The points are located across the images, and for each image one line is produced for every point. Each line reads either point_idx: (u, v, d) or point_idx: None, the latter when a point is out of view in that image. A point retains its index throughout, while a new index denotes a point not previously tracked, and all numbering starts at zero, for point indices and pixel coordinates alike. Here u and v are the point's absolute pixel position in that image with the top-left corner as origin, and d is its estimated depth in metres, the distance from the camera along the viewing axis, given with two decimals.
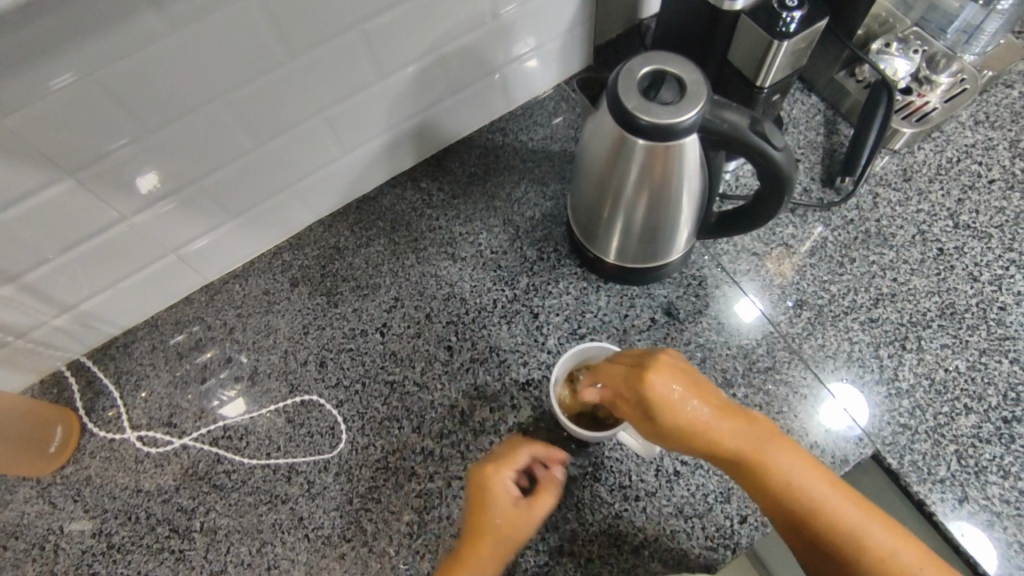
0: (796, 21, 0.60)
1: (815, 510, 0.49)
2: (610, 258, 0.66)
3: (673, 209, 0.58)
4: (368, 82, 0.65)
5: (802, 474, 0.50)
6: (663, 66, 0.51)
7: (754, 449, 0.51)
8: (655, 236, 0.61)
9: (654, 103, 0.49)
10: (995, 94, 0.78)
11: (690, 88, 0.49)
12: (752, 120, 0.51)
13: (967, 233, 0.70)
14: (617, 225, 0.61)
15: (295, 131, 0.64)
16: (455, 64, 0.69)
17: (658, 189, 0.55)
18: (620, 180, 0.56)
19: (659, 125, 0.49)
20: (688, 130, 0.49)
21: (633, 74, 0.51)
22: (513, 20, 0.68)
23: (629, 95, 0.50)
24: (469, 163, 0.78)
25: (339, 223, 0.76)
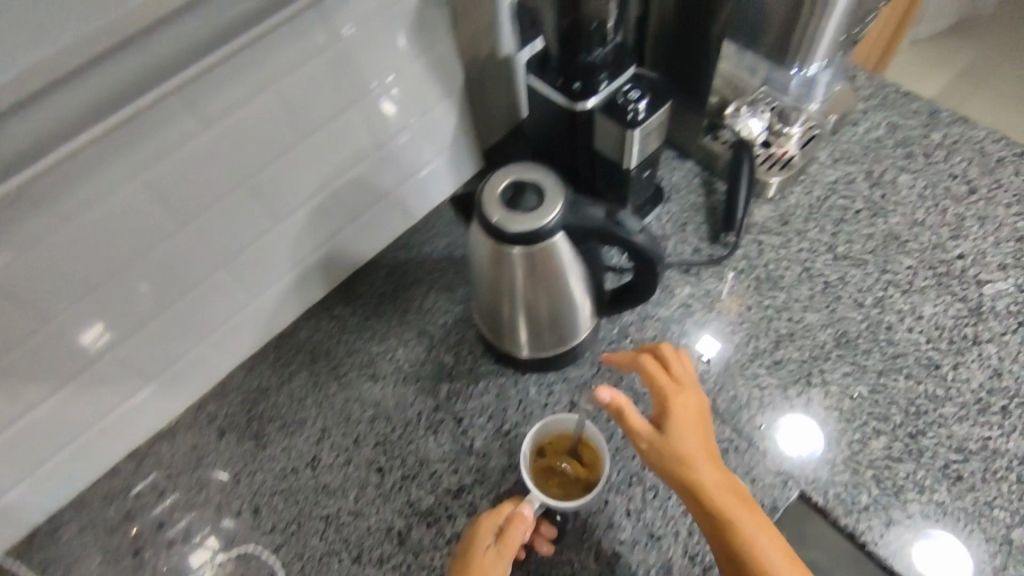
0: (643, 108, 0.64)
1: (768, 575, 0.51)
2: (524, 354, 0.68)
3: (564, 297, 0.61)
4: (263, 230, 0.68)
5: (765, 536, 0.53)
6: (519, 177, 0.55)
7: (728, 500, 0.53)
8: (556, 323, 0.64)
9: (516, 213, 0.53)
10: (846, 133, 0.85)
11: (549, 192, 0.54)
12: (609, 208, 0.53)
13: (847, 262, 0.74)
14: (519, 322, 0.64)
15: (202, 287, 0.67)
16: (349, 197, 0.73)
17: (541, 284, 0.59)
18: (506, 283, 0.59)
19: (524, 233, 0.52)
20: (552, 232, 0.53)
21: (495, 187, 0.54)
22: (395, 150, 0.74)
23: (494, 210, 0.54)
24: (378, 284, 0.81)
25: (261, 364, 0.77)
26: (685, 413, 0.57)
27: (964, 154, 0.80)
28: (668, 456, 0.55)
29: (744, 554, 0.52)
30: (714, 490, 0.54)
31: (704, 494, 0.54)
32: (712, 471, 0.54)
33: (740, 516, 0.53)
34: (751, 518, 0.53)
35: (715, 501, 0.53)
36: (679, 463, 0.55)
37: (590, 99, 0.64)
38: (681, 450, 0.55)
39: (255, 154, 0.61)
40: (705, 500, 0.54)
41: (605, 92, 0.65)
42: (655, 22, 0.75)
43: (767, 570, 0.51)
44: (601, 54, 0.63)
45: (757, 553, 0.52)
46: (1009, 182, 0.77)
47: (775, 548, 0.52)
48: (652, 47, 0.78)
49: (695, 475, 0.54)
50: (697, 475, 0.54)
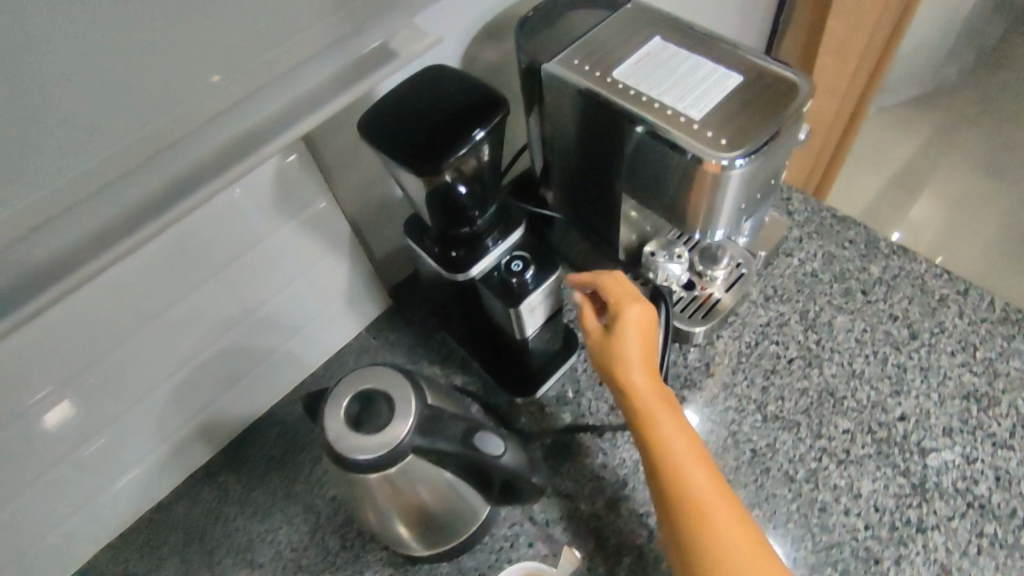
0: (530, 280, 0.57)
1: (687, 492, 0.49)
2: (422, 551, 0.61)
3: (439, 501, 0.54)
4: (120, 413, 0.62)
5: (709, 485, 0.49)
6: (371, 387, 0.48)
7: (672, 450, 0.51)
8: (437, 525, 0.57)
9: (360, 435, 0.46)
10: (780, 265, 0.79)
11: (401, 409, 0.47)
12: (465, 432, 0.47)
13: (777, 425, 0.67)
14: (394, 526, 0.56)
15: (43, 485, 0.59)
16: (223, 365, 0.67)
17: (406, 495, 0.51)
18: (366, 496, 0.52)
19: (371, 461, 0.45)
20: (401, 456, 0.46)
21: (338, 407, 0.47)
22: (275, 312, 0.68)
23: (337, 432, 0.46)
24: (269, 443, 0.74)
25: (130, 547, 0.69)
26: (626, 327, 0.56)
27: (905, 291, 0.74)
28: (646, 448, 0.52)
29: (704, 545, 0.47)
30: (676, 454, 0.51)
31: (637, 420, 0.54)
32: (643, 383, 0.54)
33: (709, 515, 0.48)
34: (697, 466, 0.50)
35: (673, 460, 0.50)
36: (649, 440, 0.52)
37: (472, 269, 0.57)
38: (615, 352, 0.56)
39: (95, 344, 0.55)
40: (669, 467, 0.50)
41: (489, 259, 0.58)
42: (556, 163, 0.69)
43: (683, 481, 0.49)
44: (480, 221, 0.58)
45: (682, 484, 0.49)
46: (953, 326, 0.71)
47: (734, 534, 0.48)
48: (558, 185, 0.72)
49: (667, 454, 0.51)
50: (631, 395, 0.54)
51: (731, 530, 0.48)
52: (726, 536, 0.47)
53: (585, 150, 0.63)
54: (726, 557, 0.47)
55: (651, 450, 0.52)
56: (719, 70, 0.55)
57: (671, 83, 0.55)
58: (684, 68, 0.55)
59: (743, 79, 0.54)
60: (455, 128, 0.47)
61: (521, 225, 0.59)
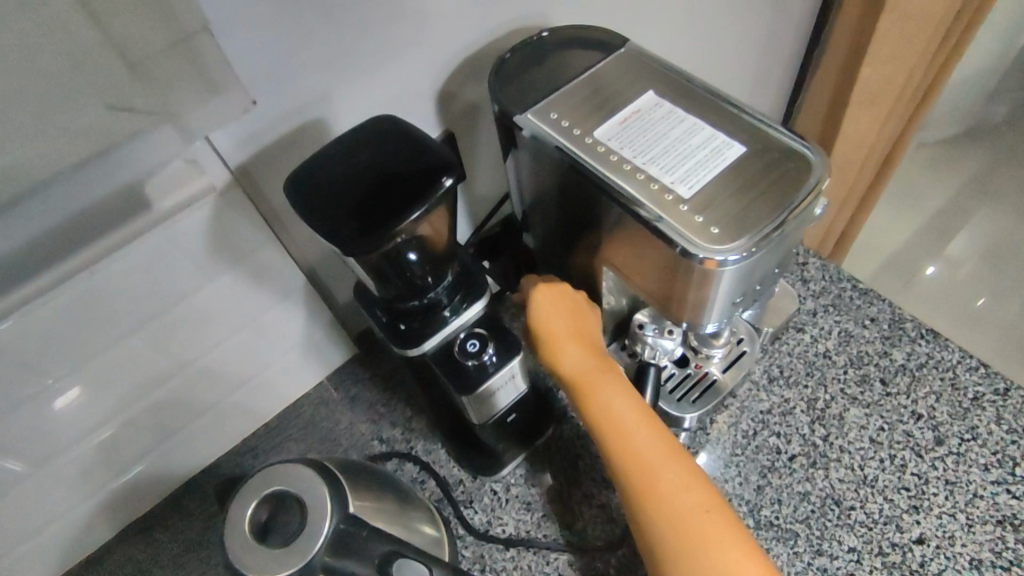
0: (491, 361, 0.51)
1: (633, 467, 0.50)
2: None
3: None
4: (37, 469, 0.56)
5: (652, 449, 0.51)
6: (278, 494, 0.42)
7: (610, 419, 0.53)
8: None
9: (264, 553, 0.40)
10: (789, 340, 0.70)
11: (314, 522, 0.41)
12: (382, 556, 0.41)
13: (770, 534, 0.60)
14: None
15: None
16: (159, 417, 0.62)
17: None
18: None
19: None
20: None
21: (242, 515, 0.41)
22: (219, 362, 0.62)
23: (240, 551, 0.40)
24: (212, 499, 0.69)
25: None
26: (546, 311, 0.59)
27: (932, 385, 0.65)
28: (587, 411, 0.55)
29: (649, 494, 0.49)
30: (620, 423, 0.52)
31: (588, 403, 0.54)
32: (578, 359, 0.57)
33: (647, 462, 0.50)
34: (641, 432, 0.52)
35: (618, 430, 0.52)
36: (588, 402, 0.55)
37: (425, 342, 0.51)
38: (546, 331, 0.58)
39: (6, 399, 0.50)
40: (612, 427, 0.52)
41: (447, 332, 0.52)
42: (539, 218, 0.63)
43: (639, 458, 0.50)
44: (436, 290, 0.51)
45: (628, 453, 0.51)
46: (988, 433, 0.62)
47: (675, 474, 0.50)
48: (540, 238, 0.65)
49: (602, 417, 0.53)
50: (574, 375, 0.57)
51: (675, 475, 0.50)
52: (679, 488, 0.49)
53: (566, 209, 0.56)
54: (682, 519, 0.48)
55: (592, 410, 0.54)
56: (718, 136, 0.49)
57: (662, 149, 0.48)
58: (678, 131, 0.49)
59: (745, 149, 0.48)
60: (391, 198, 0.45)
61: (485, 294, 0.53)
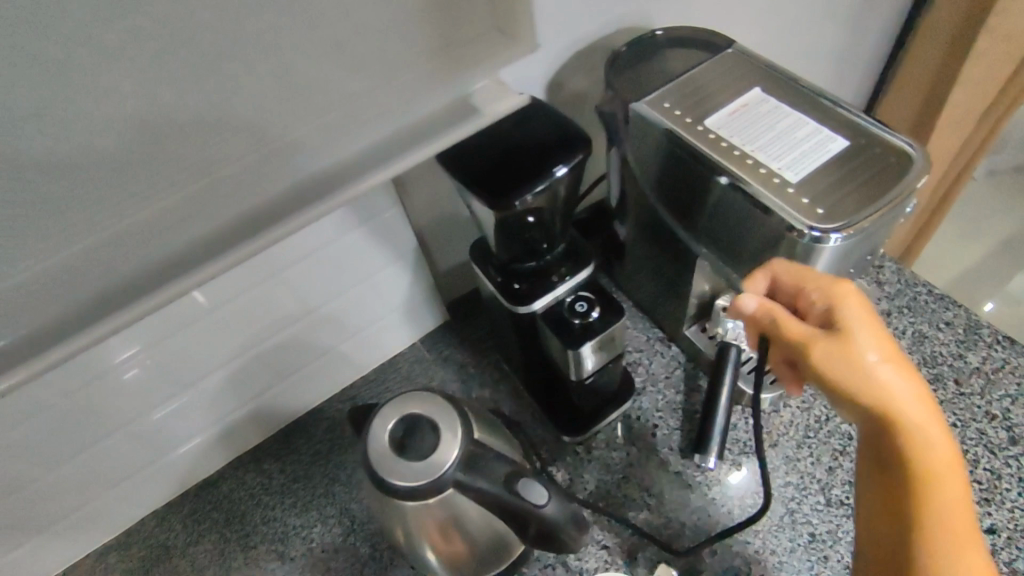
0: (593, 323, 0.56)
1: (945, 563, 0.35)
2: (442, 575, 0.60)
3: (472, 530, 0.53)
4: (181, 388, 0.64)
5: (985, 562, 0.35)
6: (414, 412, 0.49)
7: (931, 487, 0.36)
8: (464, 557, 0.56)
9: (402, 462, 0.46)
10: None
11: (443, 439, 0.47)
12: (508, 474, 0.47)
13: (841, 512, 0.63)
14: (421, 551, 0.56)
15: (98, 449, 0.63)
16: (278, 358, 0.69)
17: (438, 522, 0.51)
18: (398, 517, 0.52)
19: (412, 490, 0.45)
20: (440, 489, 0.46)
21: (383, 429, 0.48)
22: (335, 313, 0.69)
23: (378, 453, 0.47)
24: (315, 438, 0.76)
25: (174, 515, 0.72)
26: (850, 318, 0.40)
27: (1008, 387, 0.67)
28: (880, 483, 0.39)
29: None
30: (948, 518, 0.36)
31: (898, 444, 0.38)
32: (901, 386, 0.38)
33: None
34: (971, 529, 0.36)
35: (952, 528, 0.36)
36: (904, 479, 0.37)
37: (536, 303, 0.56)
38: (848, 341, 0.39)
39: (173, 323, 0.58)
40: (926, 487, 0.36)
41: (553, 294, 0.57)
42: (634, 201, 0.67)
43: (964, 562, 0.34)
44: (548, 255, 0.57)
45: (948, 540, 0.35)
46: None
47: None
48: (632, 222, 0.70)
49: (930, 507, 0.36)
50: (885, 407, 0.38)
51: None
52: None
53: (665, 193, 0.61)
54: None
55: (909, 454, 0.37)
56: (821, 130, 0.53)
57: (768, 139, 0.52)
58: (783, 123, 0.54)
59: (847, 142, 0.52)
60: (518, 166, 0.50)
61: (590, 265, 0.58)
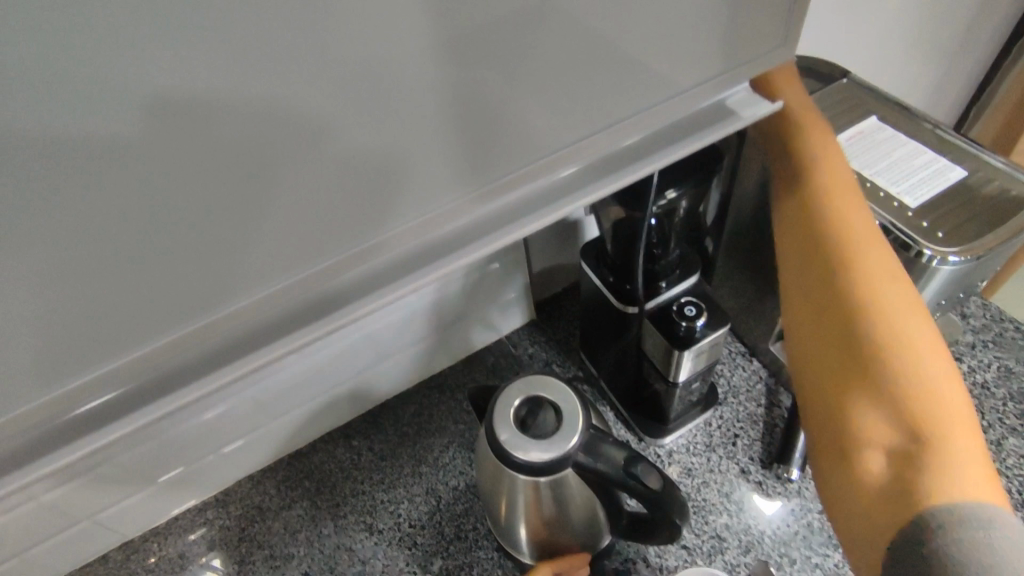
0: (698, 328, 0.59)
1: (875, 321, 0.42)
2: (528, 556, 0.63)
3: (573, 510, 0.57)
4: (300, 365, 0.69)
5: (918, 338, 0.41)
6: (536, 393, 0.52)
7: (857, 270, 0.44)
8: (559, 537, 0.60)
9: (528, 437, 0.50)
10: None
11: (566, 420, 0.50)
12: (625, 458, 0.50)
13: None
14: (519, 526, 0.59)
15: (218, 409, 0.67)
16: (384, 339, 0.73)
17: (546, 500, 0.54)
18: (508, 490, 0.55)
19: (536, 463, 0.48)
20: (563, 463, 0.49)
21: (508, 405, 0.51)
22: (442, 301, 0.74)
23: (503, 425, 0.50)
24: (403, 420, 0.79)
25: (268, 479, 0.76)
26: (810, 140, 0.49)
27: None
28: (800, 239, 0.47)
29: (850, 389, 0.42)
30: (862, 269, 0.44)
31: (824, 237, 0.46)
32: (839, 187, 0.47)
33: (916, 352, 0.41)
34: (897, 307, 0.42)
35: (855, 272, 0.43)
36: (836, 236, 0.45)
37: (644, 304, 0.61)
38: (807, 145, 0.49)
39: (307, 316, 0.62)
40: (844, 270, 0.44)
41: (663, 298, 0.61)
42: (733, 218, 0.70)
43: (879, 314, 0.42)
44: (661, 261, 0.61)
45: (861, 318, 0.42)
46: None
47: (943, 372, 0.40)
48: (730, 239, 0.72)
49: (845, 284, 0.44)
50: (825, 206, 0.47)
51: (942, 387, 0.40)
52: (951, 434, 0.39)
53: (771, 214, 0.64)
54: (929, 406, 0.39)
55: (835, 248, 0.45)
56: (941, 159, 0.55)
57: (887, 165, 0.55)
58: (903, 151, 0.56)
59: (965, 173, 0.54)
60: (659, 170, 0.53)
61: (695, 274, 0.62)
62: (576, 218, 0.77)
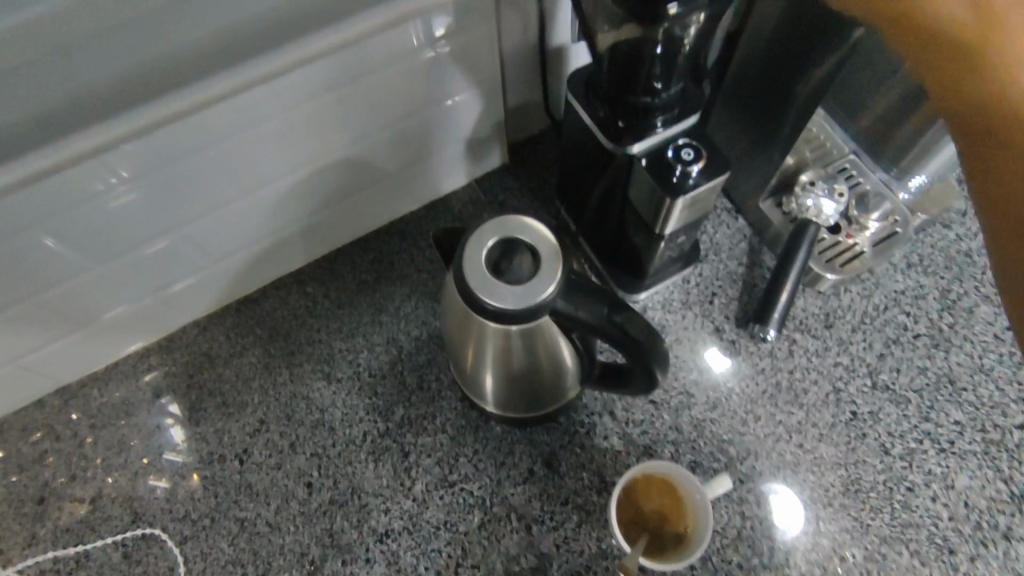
0: (693, 175, 0.53)
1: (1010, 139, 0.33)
2: (493, 409, 0.61)
3: (545, 364, 0.54)
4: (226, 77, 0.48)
5: None
6: (511, 234, 0.46)
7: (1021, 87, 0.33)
8: (528, 390, 0.57)
9: (502, 282, 0.45)
10: (934, 234, 0.72)
11: (543, 264, 0.45)
12: (610, 307, 0.47)
13: (885, 395, 0.65)
14: (486, 378, 0.57)
15: (145, 247, 0.59)
16: (336, 175, 0.64)
17: (517, 351, 0.51)
18: (477, 340, 0.51)
19: (508, 310, 0.44)
20: (539, 312, 0.44)
21: (480, 247, 0.45)
22: (406, 133, 0.64)
23: (473, 269, 0.45)
24: (361, 268, 0.73)
25: (215, 326, 0.71)
26: None
27: None
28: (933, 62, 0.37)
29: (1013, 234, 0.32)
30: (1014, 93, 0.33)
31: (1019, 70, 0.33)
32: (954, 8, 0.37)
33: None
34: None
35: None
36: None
37: (636, 145, 0.54)
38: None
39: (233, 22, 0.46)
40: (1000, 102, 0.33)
41: (656, 139, 0.54)
42: (744, 51, 0.61)
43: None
44: (662, 95, 0.53)
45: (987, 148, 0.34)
46: None
47: None
48: (732, 80, 0.64)
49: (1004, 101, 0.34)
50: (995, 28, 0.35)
51: None
52: None
53: (788, 44, 0.56)
54: None
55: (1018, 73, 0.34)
56: None
57: None
58: None
59: None
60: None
61: (697, 113, 0.55)
62: (561, 45, 0.67)
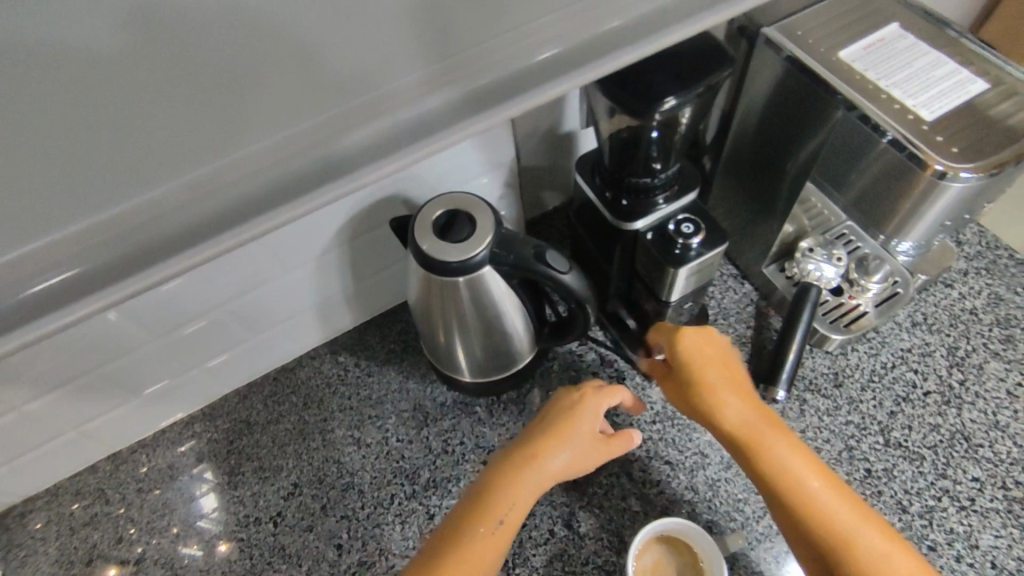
0: (693, 247, 0.58)
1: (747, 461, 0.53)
2: (467, 377, 0.68)
3: (500, 325, 0.61)
4: None
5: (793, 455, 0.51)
6: (452, 204, 0.54)
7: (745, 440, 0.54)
8: (490, 349, 0.64)
9: (448, 243, 0.52)
10: (936, 293, 0.75)
11: (479, 224, 0.53)
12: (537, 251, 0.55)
13: (898, 453, 0.66)
14: (454, 346, 0.63)
15: (198, 322, 0.65)
16: (369, 252, 0.70)
17: (469, 312, 0.58)
18: (433, 303, 0.58)
19: (452, 262, 0.52)
20: (480, 264, 0.52)
21: (429, 217, 0.54)
22: None
23: (424, 236, 0.53)
24: (389, 337, 0.78)
25: (254, 394, 0.76)
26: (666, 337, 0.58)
27: None
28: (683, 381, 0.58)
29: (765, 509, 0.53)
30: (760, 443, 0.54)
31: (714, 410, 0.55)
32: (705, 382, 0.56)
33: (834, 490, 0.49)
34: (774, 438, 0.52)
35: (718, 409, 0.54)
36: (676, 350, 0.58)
37: (638, 221, 0.59)
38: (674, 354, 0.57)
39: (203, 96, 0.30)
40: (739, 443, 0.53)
41: (658, 215, 0.59)
42: (737, 132, 0.67)
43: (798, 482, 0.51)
44: (660, 175, 0.59)
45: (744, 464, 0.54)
46: None
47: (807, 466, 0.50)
48: (728, 158, 0.70)
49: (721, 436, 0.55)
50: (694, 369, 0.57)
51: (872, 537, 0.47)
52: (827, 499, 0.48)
53: (775, 126, 0.62)
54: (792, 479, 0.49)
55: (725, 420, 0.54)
56: (962, 71, 0.52)
57: (904, 76, 0.52)
58: (922, 61, 0.53)
59: (987, 86, 0.51)
60: (671, 69, 0.51)
61: (695, 190, 0.60)
62: (571, 131, 0.74)
